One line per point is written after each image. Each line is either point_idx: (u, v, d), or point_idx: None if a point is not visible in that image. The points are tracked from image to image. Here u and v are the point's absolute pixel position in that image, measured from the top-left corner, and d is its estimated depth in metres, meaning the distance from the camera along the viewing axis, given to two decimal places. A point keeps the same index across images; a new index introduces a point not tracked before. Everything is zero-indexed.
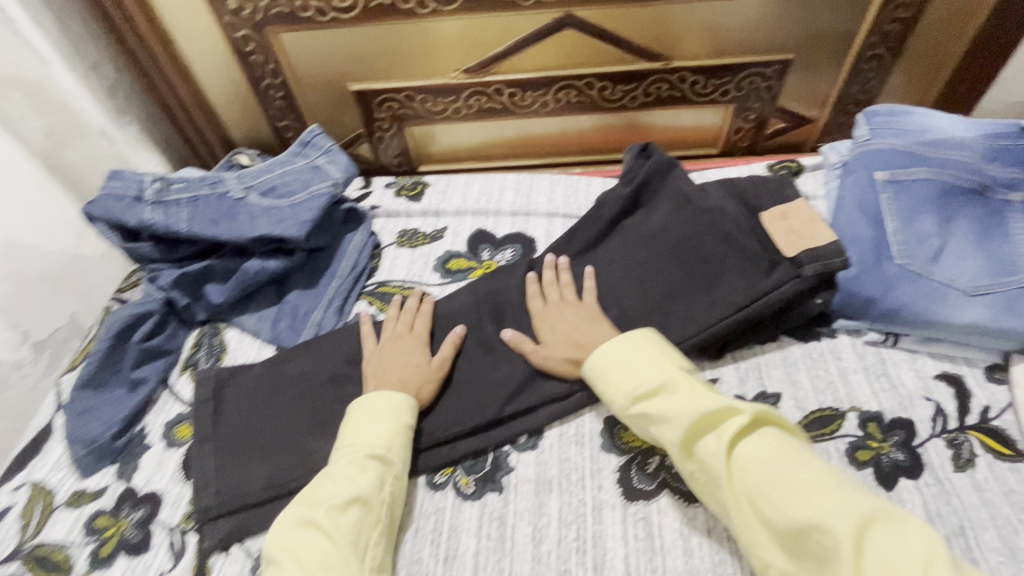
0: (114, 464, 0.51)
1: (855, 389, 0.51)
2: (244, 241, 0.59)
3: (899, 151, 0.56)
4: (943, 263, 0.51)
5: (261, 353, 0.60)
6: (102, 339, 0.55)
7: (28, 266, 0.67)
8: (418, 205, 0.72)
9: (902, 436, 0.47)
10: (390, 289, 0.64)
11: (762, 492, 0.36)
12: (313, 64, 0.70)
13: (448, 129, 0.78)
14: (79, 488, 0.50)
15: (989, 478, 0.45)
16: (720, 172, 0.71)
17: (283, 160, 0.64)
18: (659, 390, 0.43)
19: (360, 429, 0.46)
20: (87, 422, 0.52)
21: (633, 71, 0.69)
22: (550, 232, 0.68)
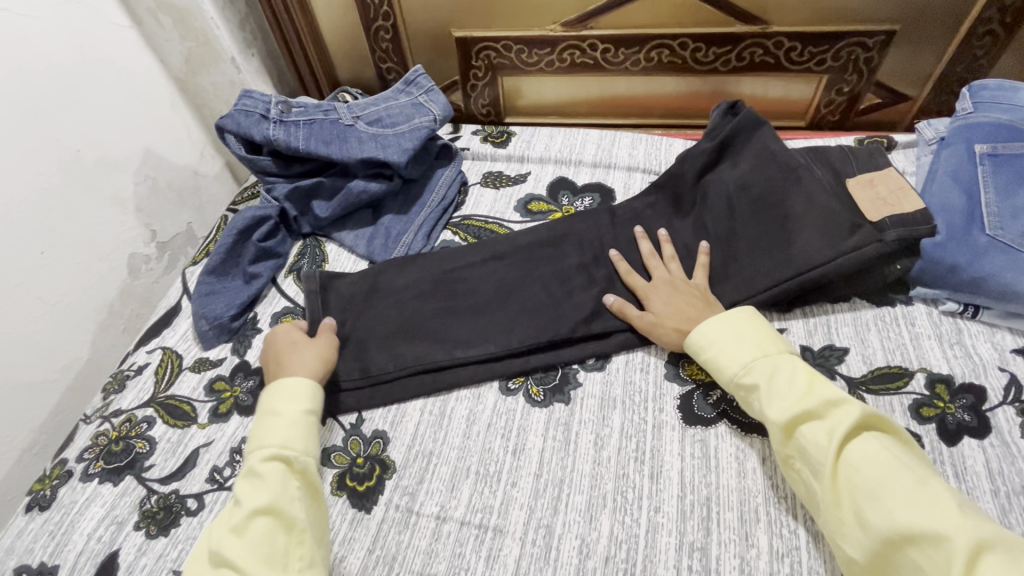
0: (231, 341, 0.59)
1: (926, 352, 0.51)
2: (351, 161, 0.65)
3: (1002, 126, 0.56)
4: None
5: (356, 266, 0.66)
6: (227, 235, 0.63)
7: (161, 173, 0.76)
8: (504, 149, 0.76)
9: (971, 400, 0.48)
10: (474, 222, 0.68)
11: (868, 490, 0.37)
12: (422, 9, 0.75)
13: (538, 82, 0.81)
14: (202, 356, 0.58)
15: None
16: (806, 142, 0.71)
17: (389, 95, 0.70)
18: (767, 373, 0.44)
19: (261, 429, 0.44)
20: (211, 302, 0.60)
21: (729, 33, 0.70)
22: (628, 185, 0.71)
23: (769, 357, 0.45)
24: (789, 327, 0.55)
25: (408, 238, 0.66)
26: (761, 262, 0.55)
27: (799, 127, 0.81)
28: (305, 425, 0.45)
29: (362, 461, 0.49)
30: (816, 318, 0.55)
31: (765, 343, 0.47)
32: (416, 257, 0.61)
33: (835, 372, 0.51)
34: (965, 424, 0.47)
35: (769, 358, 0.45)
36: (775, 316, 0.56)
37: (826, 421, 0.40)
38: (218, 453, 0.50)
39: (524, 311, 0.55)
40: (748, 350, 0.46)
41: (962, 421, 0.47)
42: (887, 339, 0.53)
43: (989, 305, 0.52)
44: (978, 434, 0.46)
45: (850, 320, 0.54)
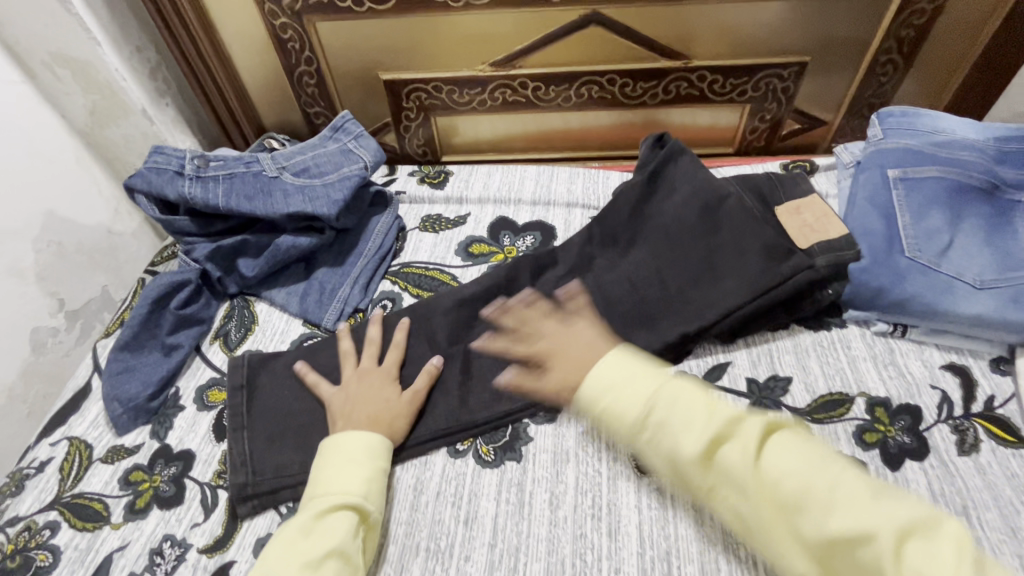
0: (148, 424, 0.54)
1: (864, 375, 0.53)
2: (277, 217, 0.62)
3: (910, 151, 0.59)
4: (951, 257, 0.54)
5: (290, 325, 0.62)
6: (140, 305, 0.58)
7: (68, 238, 0.69)
8: (442, 192, 0.74)
9: (909, 421, 0.49)
10: (413, 270, 0.66)
11: (795, 503, 0.34)
12: (346, 53, 0.73)
13: (473, 121, 0.80)
14: (116, 444, 0.52)
15: (992, 462, 0.47)
16: (735, 170, 0.73)
17: (316, 143, 0.67)
18: (653, 395, 0.41)
19: (336, 473, 0.44)
20: (125, 382, 0.55)
21: (654, 68, 0.72)
22: (569, 222, 0.70)
23: (654, 385, 0.41)
24: (733, 359, 0.55)
25: (343, 293, 0.63)
26: (706, 298, 0.54)
27: (728, 153, 0.83)
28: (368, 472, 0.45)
29: None
30: (758, 348, 0.56)
31: (653, 373, 0.42)
32: None
33: (780, 404, 0.51)
34: (906, 447, 0.48)
35: (661, 389, 0.41)
36: (719, 348, 0.56)
37: (733, 442, 0.37)
38: (136, 558, 0.45)
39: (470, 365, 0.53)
40: (640, 387, 0.41)
41: (903, 445, 0.48)
42: (826, 364, 0.54)
43: (916, 323, 0.54)
44: (918, 457, 0.47)
45: (790, 348, 0.55)
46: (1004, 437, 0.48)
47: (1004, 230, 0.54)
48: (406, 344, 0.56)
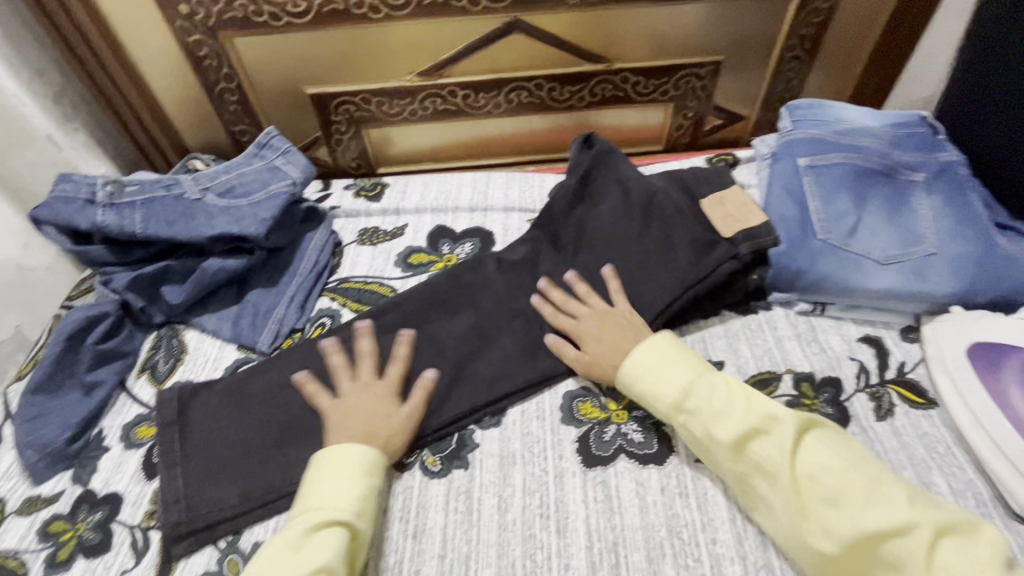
0: (69, 469, 0.50)
1: (790, 354, 0.55)
2: (201, 240, 0.59)
3: (816, 140, 0.63)
4: (859, 237, 0.58)
5: (223, 352, 0.59)
6: (53, 344, 0.54)
7: None
8: (378, 204, 0.73)
9: (832, 393, 0.52)
10: (352, 285, 0.65)
11: (827, 497, 0.39)
12: (268, 68, 0.71)
13: (406, 132, 0.80)
14: (32, 494, 0.49)
15: (906, 425, 0.50)
16: (663, 167, 0.75)
17: (241, 161, 0.65)
18: (710, 391, 0.46)
19: (326, 489, 0.43)
20: (40, 427, 0.51)
21: (579, 72, 0.74)
22: (507, 226, 0.71)
23: (704, 377, 0.47)
24: None
25: (280, 314, 0.61)
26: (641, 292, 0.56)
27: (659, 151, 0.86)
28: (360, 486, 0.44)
29: None
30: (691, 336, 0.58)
31: (696, 365, 0.49)
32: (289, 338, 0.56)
33: None
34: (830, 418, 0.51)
35: (700, 376, 0.47)
36: None
37: (773, 437, 0.42)
38: None
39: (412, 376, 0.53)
40: (680, 374, 0.48)
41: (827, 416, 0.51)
42: (755, 346, 0.56)
43: (833, 300, 0.58)
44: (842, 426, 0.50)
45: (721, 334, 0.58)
46: (914, 399, 0.52)
47: (903, 209, 0.59)
48: (344, 359, 0.55)
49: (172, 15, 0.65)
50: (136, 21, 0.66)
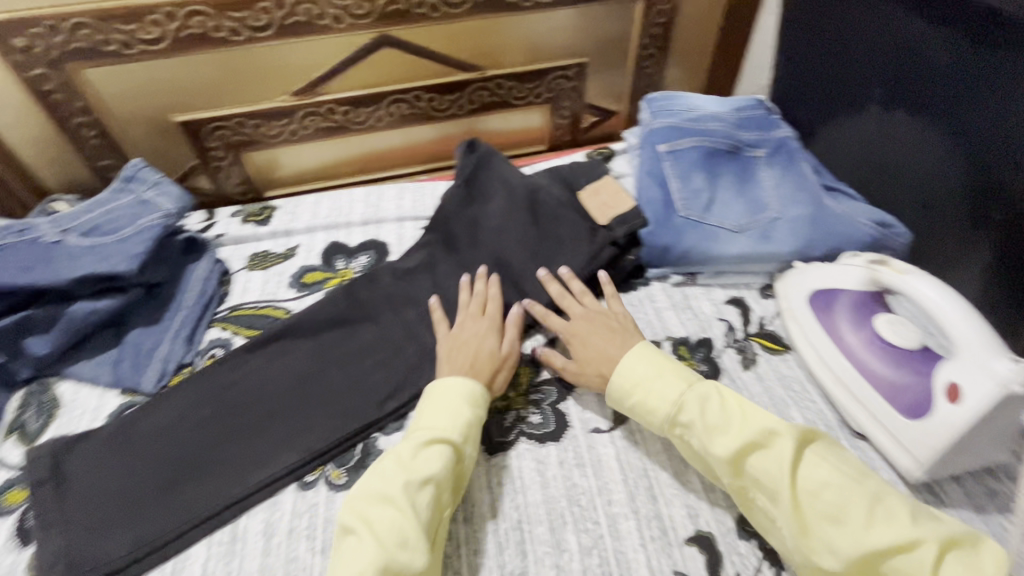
0: None
1: (668, 321, 0.61)
2: (63, 283, 0.55)
3: (673, 128, 0.69)
4: (716, 211, 0.64)
5: (103, 399, 0.56)
6: None
7: None
8: (266, 227, 0.72)
9: (705, 351, 0.58)
10: (243, 312, 0.63)
11: (829, 514, 0.38)
12: (128, 98, 0.68)
13: (291, 151, 0.79)
14: None
15: (767, 369, 0.56)
16: (545, 164, 0.80)
17: (105, 198, 0.61)
18: (700, 405, 0.45)
19: (427, 415, 0.47)
20: None
21: (454, 81, 0.77)
22: (400, 235, 0.71)
23: (694, 386, 0.46)
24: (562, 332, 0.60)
25: (162, 349, 0.58)
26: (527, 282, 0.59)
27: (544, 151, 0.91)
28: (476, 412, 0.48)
29: None
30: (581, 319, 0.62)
31: (682, 374, 0.48)
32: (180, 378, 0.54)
33: None
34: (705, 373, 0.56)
35: (691, 386, 0.46)
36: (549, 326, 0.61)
37: (773, 452, 0.41)
38: None
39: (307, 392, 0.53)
40: (669, 385, 0.47)
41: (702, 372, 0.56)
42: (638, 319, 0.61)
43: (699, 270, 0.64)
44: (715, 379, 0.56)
45: None
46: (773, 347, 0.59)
47: (751, 181, 0.67)
48: (242, 384, 0.54)
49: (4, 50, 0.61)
50: None
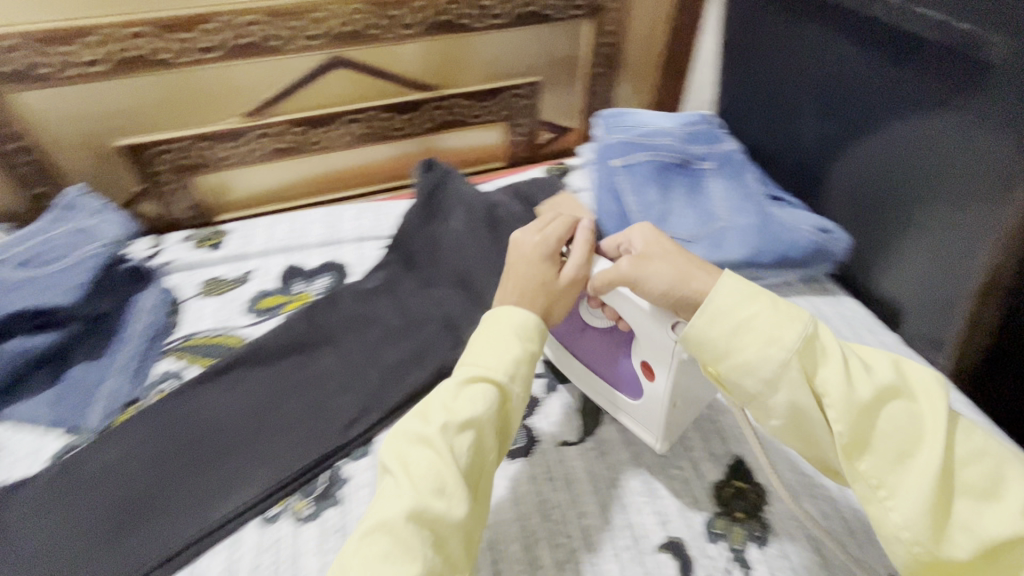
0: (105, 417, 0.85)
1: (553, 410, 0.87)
2: (3, 318, 0.83)
3: (622, 145, 1.13)
4: (670, 221, 1.05)
5: (46, 434, 0.84)
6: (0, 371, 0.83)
7: None
8: (223, 254, 1.10)
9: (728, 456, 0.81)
10: (195, 340, 0.95)
11: (974, 486, 0.52)
12: (65, 130, 1.02)
13: (240, 174, 1.19)
14: (73, 440, 0.83)
15: (530, 488, 0.78)
16: (502, 181, 1.29)
17: (48, 227, 0.94)
18: (796, 340, 0.57)
19: (483, 354, 0.65)
20: (62, 407, 0.85)
21: (412, 101, 1.20)
22: (359, 255, 1.12)
23: (793, 326, 0.58)
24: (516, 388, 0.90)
25: (110, 389, 0.87)
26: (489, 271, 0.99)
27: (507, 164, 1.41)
28: (524, 347, 0.66)
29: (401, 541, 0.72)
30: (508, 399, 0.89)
31: (783, 317, 0.58)
32: (137, 424, 0.83)
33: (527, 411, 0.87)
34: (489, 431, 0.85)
35: (786, 329, 0.57)
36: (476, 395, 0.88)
37: (904, 408, 0.54)
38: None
39: (251, 351, 0.91)
40: (767, 321, 0.58)
41: None
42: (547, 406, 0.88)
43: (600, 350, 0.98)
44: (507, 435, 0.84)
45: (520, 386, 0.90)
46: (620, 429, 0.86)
47: (700, 189, 1.10)
48: (185, 417, 0.84)
49: None
50: None
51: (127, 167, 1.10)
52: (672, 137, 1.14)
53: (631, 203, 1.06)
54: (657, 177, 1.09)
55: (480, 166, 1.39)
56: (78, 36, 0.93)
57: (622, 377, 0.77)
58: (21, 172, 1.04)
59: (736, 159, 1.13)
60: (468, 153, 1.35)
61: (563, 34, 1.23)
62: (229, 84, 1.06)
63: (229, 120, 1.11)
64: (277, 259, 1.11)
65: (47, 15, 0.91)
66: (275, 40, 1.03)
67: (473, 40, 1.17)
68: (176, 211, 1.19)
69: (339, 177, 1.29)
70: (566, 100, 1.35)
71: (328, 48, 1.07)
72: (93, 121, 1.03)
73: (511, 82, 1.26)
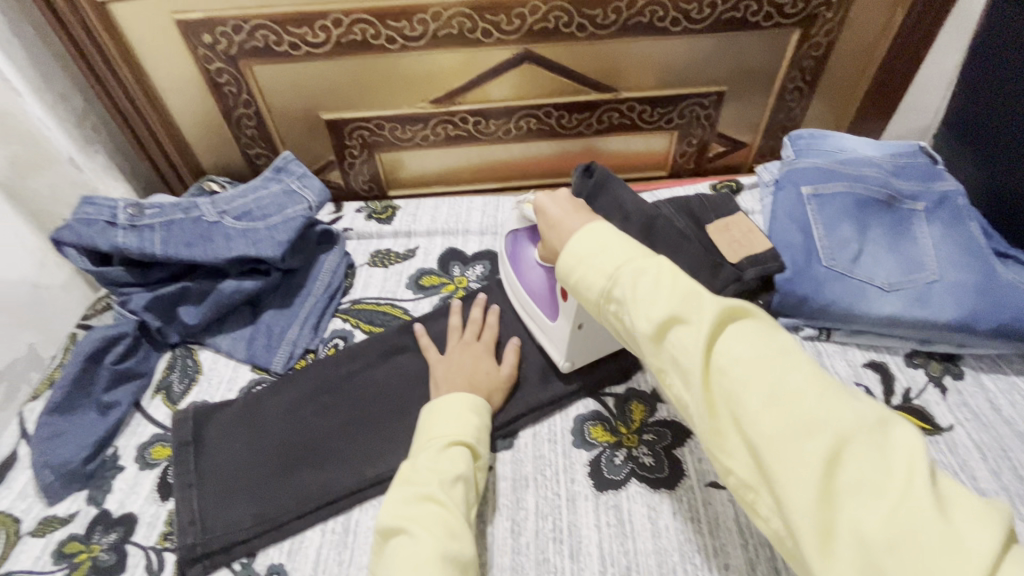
0: (285, 363, 0.95)
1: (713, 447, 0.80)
2: (221, 260, 0.95)
3: (817, 170, 1.01)
4: (861, 265, 0.93)
5: (235, 368, 0.96)
6: (211, 307, 0.96)
7: (176, 237, 0.95)
8: (392, 228, 1.16)
9: None
10: (361, 305, 1.04)
11: (730, 392, 0.46)
12: (283, 99, 1.15)
13: (416, 154, 1.27)
14: (258, 376, 0.95)
15: (673, 524, 0.73)
16: (665, 193, 1.22)
17: (262, 185, 1.04)
18: (627, 272, 0.55)
19: (438, 422, 0.73)
20: (252, 345, 0.97)
21: (589, 102, 1.19)
22: (514, 248, 1.13)
23: (632, 263, 0.56)
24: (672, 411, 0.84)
25: (293, 337, 0.97)
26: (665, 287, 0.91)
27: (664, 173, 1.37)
28: (480, 420, 0.75)
29: (538, 542, 0.73)
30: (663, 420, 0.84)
31: (622, 252, 0.57)
32: (307, 375, 0.91)
33: (682, 440, 0.81)
34: (637, 453, 0.80)
35: (628, 263, 0.56)
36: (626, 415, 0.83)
37: (690, 326, 0.49)
38: (326, 543, 0.74)
39: (411, 325, 0.96)
40: (609, 259, 0.57)
41: (637, 452, 0.80)
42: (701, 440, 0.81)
43: None
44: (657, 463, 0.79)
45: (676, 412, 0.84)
46: None
47: (906, 236, 0.95)
48: (349, 375, 0.91)
49: (199, 47, 1.05)
50: (163, 62, 1.08)
51: (326, 137, 1.22)
52: (879, 170, 1.00)
53: (820, 238, 0.95)
54: (856, 213, 0.97)
55: (637, 171, 1.37)
56: (312, 22, 1.02)
57: (545, 292, 0.86)
58: (248, 133, 1.21)
59: (960, 204, 0.95)
60: (629, 157, 1.34)
61: (770, 44, 1.13)
62: (426, 72, 1.12)
63: (416, 104, 1.17)
64: (437, 242, 1.15)
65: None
66: (477, 33, 1.06)
67: (670, 47, 1.12)
68: (353, 183, 1.32)
69: (502, 166, 1.34)
70: (751, 114, 1.26)
71: (521, 42, 1.09)
72: (311, 95, 1.15)
73: (698, 91, 1.19)
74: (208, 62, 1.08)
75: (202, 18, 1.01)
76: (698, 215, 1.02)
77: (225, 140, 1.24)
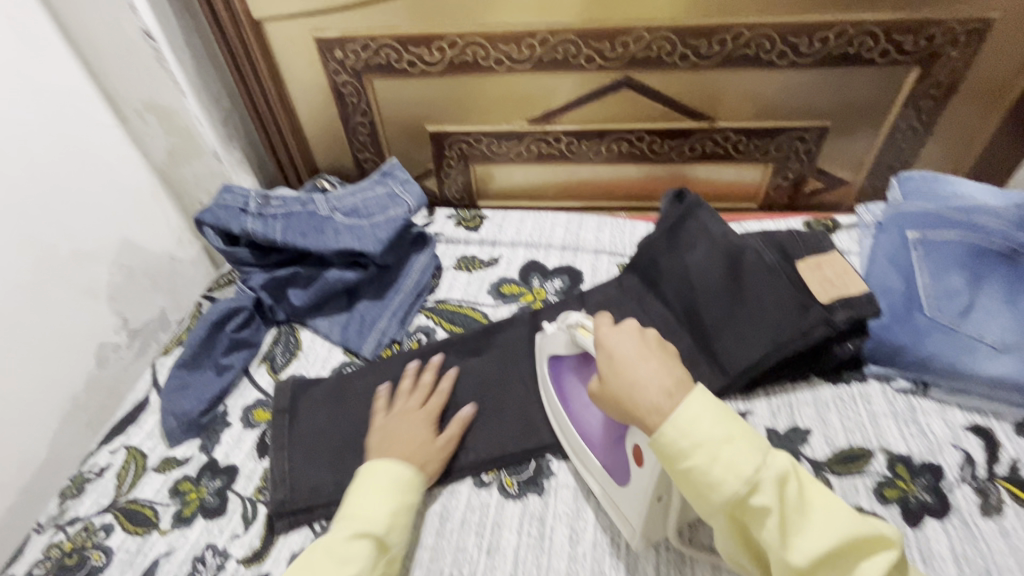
0: (375, 350, 1.04)
1: None
2: (328, 251, 1.05)
3: (927, 216, 0.94)
4: (970, 320, 0.85)
5: (330, 349, 1.06)
6: (316, 292, 1.07)
7: (295, 227, 1.07)
8: (479, 236, 1.23)
9: None
10: (445, 305, 1.11)
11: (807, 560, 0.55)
12: (393, 110, 1.26)
13: (508, 168, 1.34)
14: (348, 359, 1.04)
15: None
16: (755, 226, 1.20)
17: (370, 186, 1.14)
18: (728, 458, 0.57)
19: (357, 502, 0.73)
20: (347, 330, 1.06)
21: (683, 129, 1.20)
22: (593, 265, 1.16)
23: (732, 439, 0.57)
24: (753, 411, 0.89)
25: (382, 327, 1.06)
26: (747, 319, 0.90)
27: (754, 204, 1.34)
28: (393, 507, 0.73)
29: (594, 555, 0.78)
30: None
31: (726, 421, 0.58)
32: (392, 363, 0.98)
33: None
34: None
35: (730, 439, 0.57)
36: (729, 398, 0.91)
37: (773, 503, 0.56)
38: None
39: (489, 329, 1.01)
40: (706, 431, 0.58)
41: None
42: None
43: (861, 432, 0.85)
44: None
45: None
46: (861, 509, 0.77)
47: None
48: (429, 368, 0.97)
49: (329, 61, 1.19)
50: (297, 73, 1.23)
51: (429, 147, 1.32)
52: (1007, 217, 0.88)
53: (926, 285, 0.89)
54: (972, 263, 0.88)
55: (726, 201, 1.36)
56: (431, 43, 1.12)
57: (605, 441, 0.78)
58: (360, 138, 1.33)
59: None
60: (719, 186, 1.33)
61: (884, 82, 1.09)
62: (527, 92, 1.18)
63: (513, 122, 1.24)
64: (521, 252, 1.20)
65: (415, 22, 1.10)
66: (581, 59, 1.11)
67: (773, 80, 1.11)
68: (447, 191, 1.41)
69: (588, 186, 1.37)
70: (856, 152, 1.21)
71: (620, 69, 1.12)
72: (418, 107, 1.25)
73: (800, 125, 1.17)
74: (336, 75, 1.21)
75: (337, 36, 1.14)
76: (789, 250, 1.00)
77: (338, 144, 1.37)
